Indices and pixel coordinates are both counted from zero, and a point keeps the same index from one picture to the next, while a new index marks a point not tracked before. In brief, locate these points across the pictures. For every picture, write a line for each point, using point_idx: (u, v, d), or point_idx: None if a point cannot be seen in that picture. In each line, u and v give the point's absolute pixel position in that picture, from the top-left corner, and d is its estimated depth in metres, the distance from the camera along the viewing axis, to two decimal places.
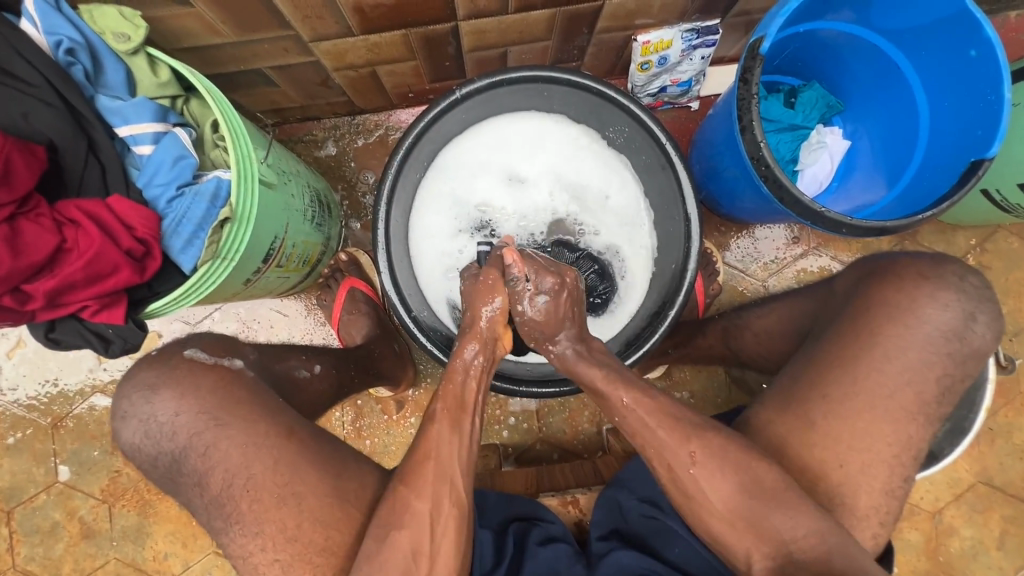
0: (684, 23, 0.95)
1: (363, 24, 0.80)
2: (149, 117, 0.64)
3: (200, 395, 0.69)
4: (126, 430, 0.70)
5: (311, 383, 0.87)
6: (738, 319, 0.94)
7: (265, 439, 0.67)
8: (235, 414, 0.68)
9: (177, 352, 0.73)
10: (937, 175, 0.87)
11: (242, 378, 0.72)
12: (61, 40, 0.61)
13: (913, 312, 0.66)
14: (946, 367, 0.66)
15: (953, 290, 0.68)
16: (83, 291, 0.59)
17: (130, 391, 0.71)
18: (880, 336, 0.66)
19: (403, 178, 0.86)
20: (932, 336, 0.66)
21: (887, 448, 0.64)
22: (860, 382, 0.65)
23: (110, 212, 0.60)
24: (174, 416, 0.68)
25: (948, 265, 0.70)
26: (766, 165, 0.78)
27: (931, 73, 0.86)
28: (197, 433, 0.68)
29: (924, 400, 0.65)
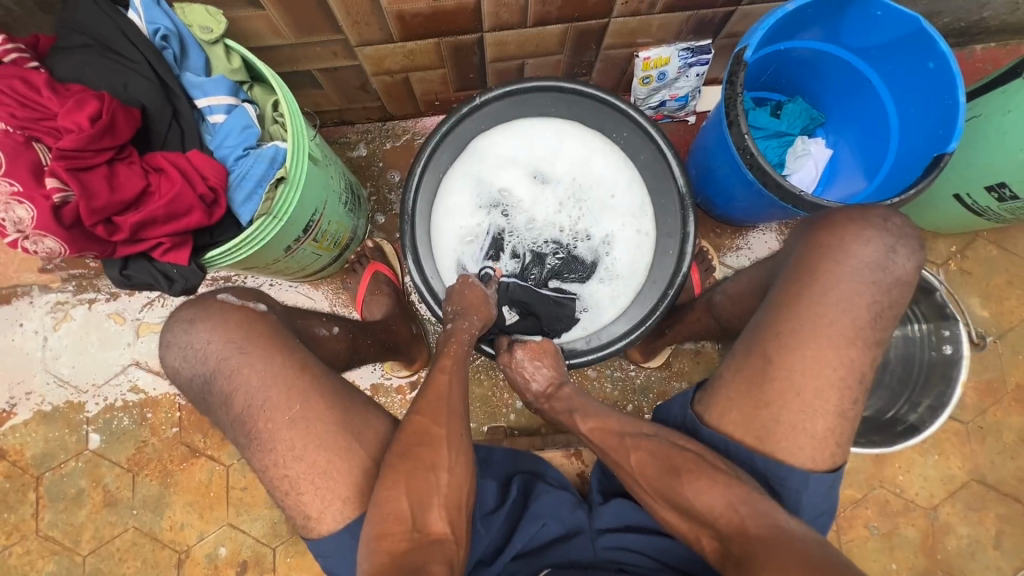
0: (680, 43, 1.09)
1: (402, 32, 0.94)
2: (224, 92, 0.76)
3: (228, 327, 0.73)
4: (168, 356, 0.73)
5: (328, 341, 0.90)
6: (718, 289, 0.96)
7: (279, 369, 0.71)
8: (257, 343, 0.72)
9: (209, 297, 0.76)
10: (909, 168, 0.97)
11: (265, 317, 0.75)
12: (159, 28, 0.74)
13: (842, 249, 0.70)
14: (874, 294, 0.68)
15: (876, 229, 0.71)
16: (160, 228, 0.69)
17: (170, 325, 0.75)
18: (818, 273, 0.70)
19: (429, 172, 0.96)
20: (860, 269, 0.69)
21: (833, 372, 0.67)
22: (802, 314, 0.69)
23: (189, 163, 0.71)
24: (206, 344, 0.72)
25: (873, 209, 0.73)
26: (751, 154, 0.88)
27: (898, 84, 0.97)
28: (224, 359, 0.71)
29: (859, 326, 0.68)
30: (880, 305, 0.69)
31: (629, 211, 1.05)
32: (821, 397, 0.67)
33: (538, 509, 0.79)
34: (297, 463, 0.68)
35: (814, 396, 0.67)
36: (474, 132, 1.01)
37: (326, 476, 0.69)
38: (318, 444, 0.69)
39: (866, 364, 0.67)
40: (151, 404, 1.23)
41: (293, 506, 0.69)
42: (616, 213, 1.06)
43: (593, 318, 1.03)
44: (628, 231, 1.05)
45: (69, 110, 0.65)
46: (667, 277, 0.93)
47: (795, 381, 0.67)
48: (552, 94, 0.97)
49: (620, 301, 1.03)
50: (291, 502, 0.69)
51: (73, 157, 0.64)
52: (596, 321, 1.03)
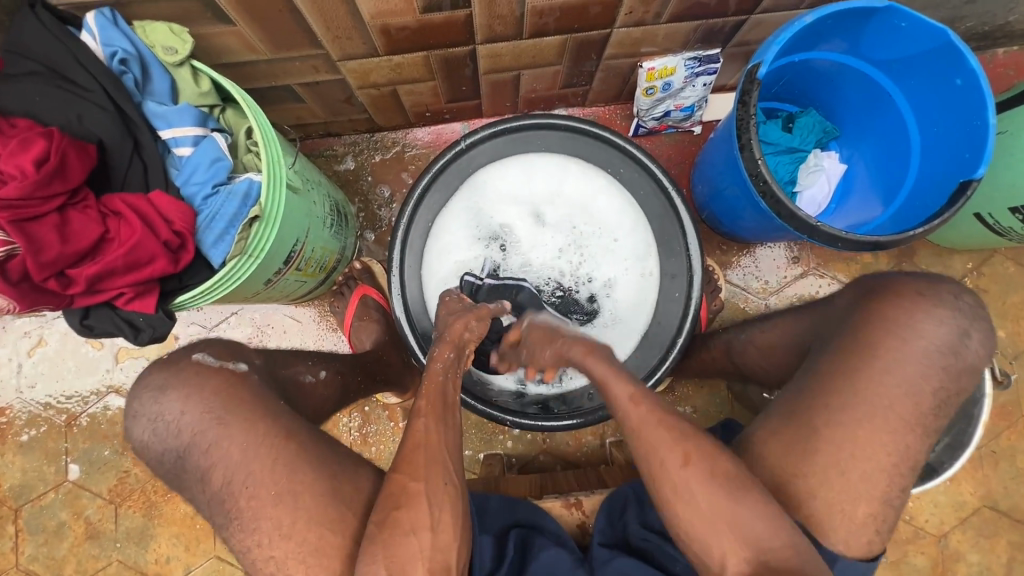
0: (687, 52, 1.01)
1: (387, 45, 0.86)
2: (190, 122, 0.69)
3: (205, 395, 0.67)
4: (136, 429, 0.68)
5: (315, 389, 0.85)
6: (743, 334, 0.92)
7: (263, 439, 0.65)
8: (237, 413, 0.66)
9: (184, 357, 0.71)
10: (930, 193, 0.91)
11: (247, 380, 0.70)
12: (116, 52, 0.67)
13: (909, 327, 0.65)
14: (941, 380, 0.64)
15: (950, 308, 0.66)
16: (120, 278, 0.63)
17: (137, 393, 0.69)
18: (878, 350, 0.65)
19: (423, 209, 0.97)
20: (927, 350, 0.64)
21: (887, 457, 0.63)
22: (860, 390, 0.64)
23: (150, 206, 0.65)
24: (180, 415, 0.66)
25: (943, 283, 0.69)
26: (764, 181, 0.82)
27: (921, 100, 0.91)
28: (201, 432, 0.65)
29: (923, 412, 0.63)
30: (946, 391, 0.64)
31: (631, 246, 1.00)
32: (868, 480, 0.63)
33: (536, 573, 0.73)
34: (284, 542, 0.62)
35: (862, 479, 0.63)
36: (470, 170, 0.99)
37: (319, 553, 0.63)
38: (307, 518, 0.63)
39: (922, 452, 0.63)
40: None
41: None
42: (618, 248, 1.01)
43: (585, 367, 1.00)
44: (629, 273, 1.00)
45: (12, 153, 0.58)
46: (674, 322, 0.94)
47: (842, 461, 0.63)
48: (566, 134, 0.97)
49: (617, 352, 0.99)
50: None
51: (18, 207, 0.58)
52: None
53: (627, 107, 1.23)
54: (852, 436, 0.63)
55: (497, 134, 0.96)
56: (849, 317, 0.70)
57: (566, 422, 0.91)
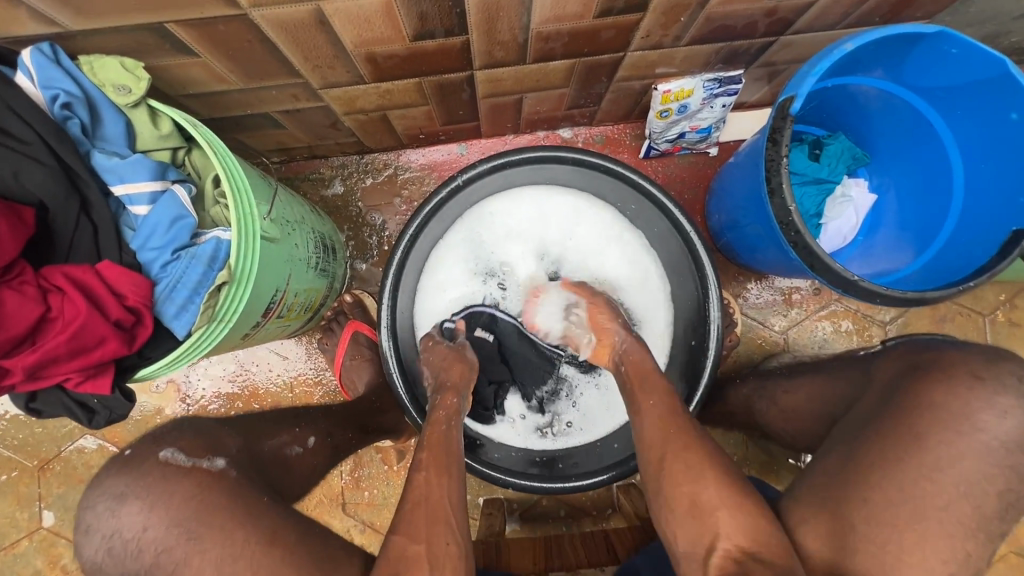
0: (707, 73, 0.92)
1: (374, 73, 0.77)
2: (146, 175, 0.60)
3: (173, 504, 0.57)
4: (88, 547, 0.58)
5: (302, 460, 0.78)
6: (765, 390, 0.85)
7: (243, 549, 0.56)
8: (213, 523, 0.57)
9: (150, 455, 0.61)
10: (972, 239, 0.83)
11: (223, 479, 0.60)
12: (57, 94, 0.58)
13: (967, 419, 0.57)
14: (1008, 481, 0.56)
15: (1014, 395, 0.57)
16: (64, 365, 0.54)
17: (92, 501, 0.59)
18: (928, 441, 0.57)
19: (416, 248, 0.88)
20: (992, 448, 0.56)
21: (942, 566, 0.54)
22: (907, 488, 0.56)
23: (98, 278, 0.56)
24: (141, 531, 0.56)
25: (1006, 362, 0.60)
26: (795, 231, 0.73)
27: (967, 134, 0.82)
28: (166, 550, 0.56)
29: (984, 515, 0.55)
30: (1013, 494, 0.56)
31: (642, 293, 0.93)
32: None
33: None
34: None
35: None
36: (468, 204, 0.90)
37: None
38: None
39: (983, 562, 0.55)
40: None
41: None
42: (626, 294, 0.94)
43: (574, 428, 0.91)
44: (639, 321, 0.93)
45: None
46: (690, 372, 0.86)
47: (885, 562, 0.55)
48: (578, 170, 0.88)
49: (615, 414, 0.90)
50: None
51: None
52: (588, 428, 0.90)
53: (638, 126, 1.14)
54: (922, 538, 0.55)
55: (497, 168, 0.87)
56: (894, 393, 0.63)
57: (601, 477, 0.84)
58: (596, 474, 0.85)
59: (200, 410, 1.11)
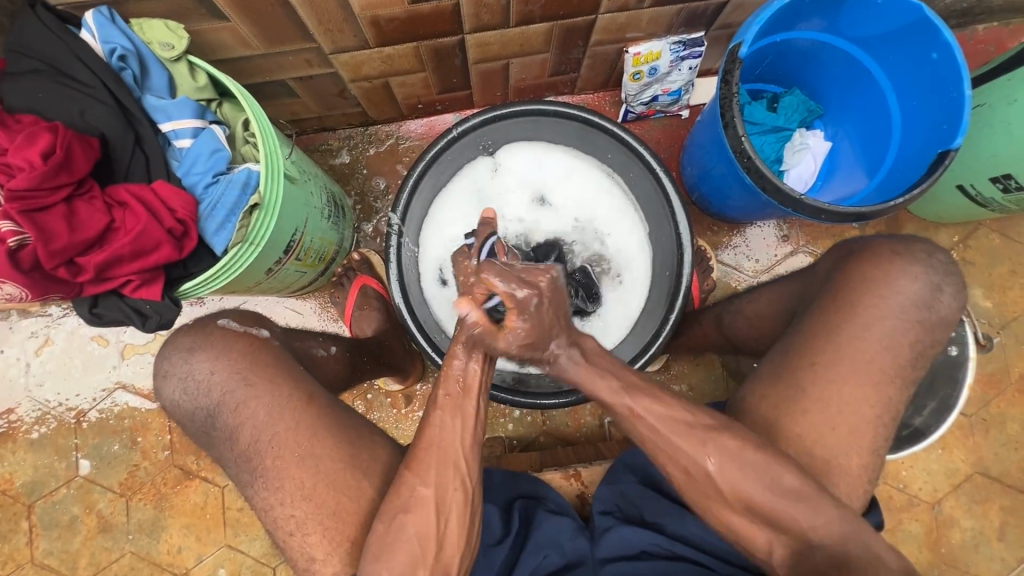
0: (671, 36, 1.04)
1: (378, 38, 0.89)
2: (189, 114, 0.72)
3: (233, 356, 0.69)
4: (167, 388, 0.70)
5: (326, 361, 0.88)
6: (731, 306, 0.93)
7: (287, 401, 0.67)
8: (263, 374, 0.69)
9: (210, 322, 0.73)
10: (910, 167, 0.93)
11: (268, 344, 0.72)
12: (115, 48, 0.69)
13: (886, 283, 0.67)
14: (917, 334, 0.66)
15: (922, 264, 0.68)
16: (127, 266, 0.65)
17: (167, 354, 0.71)
18: (859, 307, 0.67)
19: (419, 193, 1.00)
20: (904, 306, 0.67)
21: (870, 411, 0.65)
22: (842, 348, 0.66)
23: (154, 195, 0.67)
24: (210, 375, 0.69)
25: (917, 243, 0.71)
26: (748, 157, 0.84)
27: (901, 75, 0.93)
28: (230, 391, 0.68)
29: (901, 364, 0.66)
30: (922, 344, 0.67)
31: (623, 232, 1.06)
32: (862, 437, 0.65)
33: (539, 540, 0.76)
34: (304, 502, 0.64)
35: (848, 434, 0.65)
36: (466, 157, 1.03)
37: (335, 517, 0.64)
38: (317, 493, 0.64)
39: (902, 403, 0.66)
40: (141, 428, 1.20)
41: (295, 548, 0.64)
42: (613, 233, 1.06)
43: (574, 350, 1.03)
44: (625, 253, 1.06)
45: (20, 146, 0.61)
46: (666, 299, 0.96)
47: (828, 413, 0.65)
48: (559, 120, 0.99)
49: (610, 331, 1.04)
50: (295, 544, 0.64)
51: (26, 199, 0.60)
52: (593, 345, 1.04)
53: (615, 94, 1.25)
54: (846, 387, 0.65)
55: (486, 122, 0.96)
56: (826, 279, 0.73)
57: (579, 395, 0.90)
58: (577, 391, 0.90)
59: None
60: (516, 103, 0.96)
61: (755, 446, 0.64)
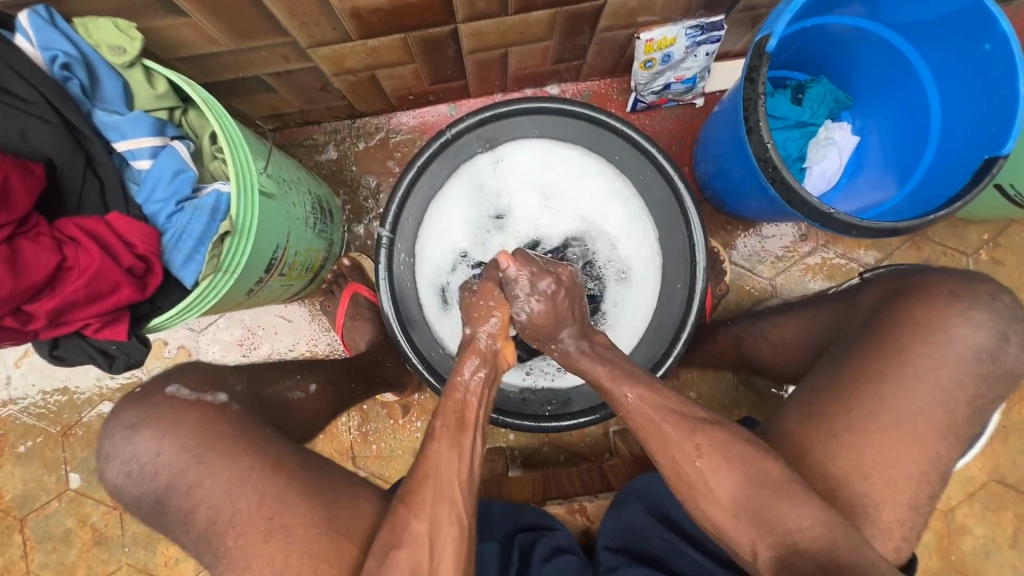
0: (688, 20, 0.93)
1: (360, 30, 0.79)
2: (146, 132, 0.63)
3: (183, 432, 0.63)
4: (109, 471, 0.64)
5: (304, 404, 0.82)
6: (755, 328, 0.90)
7: (249, 473, 0.62)
8: (218, 449, 0.63)
9: (158, 391, 0.66)
10: (948, 172, 0.85)
11: (228, 412, 0.66)
12: (56, 55, 0.60)
13: (942, 331, 0.62)
14: (978, 388, 0.61)
15: (986, 309, 0.63)
16: (84, 310, 0.58)
17: (108, 432, 0.64)
18: (909, 355, 0.62)
19: (413, 199, 0.92)
20: (964, 357, 0.61)
21: (915, 466, 0.60)
22: (887, 399, 0.61)
23: (109, 229, 0.60)
24: (154, 457, 0.62)
25: (980, 282, 0.65)
26: (773, 167, 0.76)
27: (945, 68, 0.83)
28: (180, 472, 0.62)
29: (947, 418, 0.61)
30: (982, 400, 0.62)
31: (635, 240, 0.95)
32: (892, 488, 0.60)
33: None
34: None
35: (885, 485, 0.60)
36: (463, 157, 0.94)
37: None
38: (302, 553, 0.59)
39: (947, 459, 0.61)
40: None
41: None
42: (625, 240, 0.95)
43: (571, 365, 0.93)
44: (638, 263, 0.95)
45: None
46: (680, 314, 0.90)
47: (865, 466, 0.61)
48: (565, 119, 0.92)
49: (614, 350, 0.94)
50: None
51: None
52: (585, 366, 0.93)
53: (623, 80, 1.15)
54: (887, 438, 0.61)
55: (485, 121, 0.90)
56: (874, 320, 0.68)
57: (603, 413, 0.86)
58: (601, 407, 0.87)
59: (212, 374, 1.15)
60: (518, 100, 0.89)
61: (776, 499, 0.59)
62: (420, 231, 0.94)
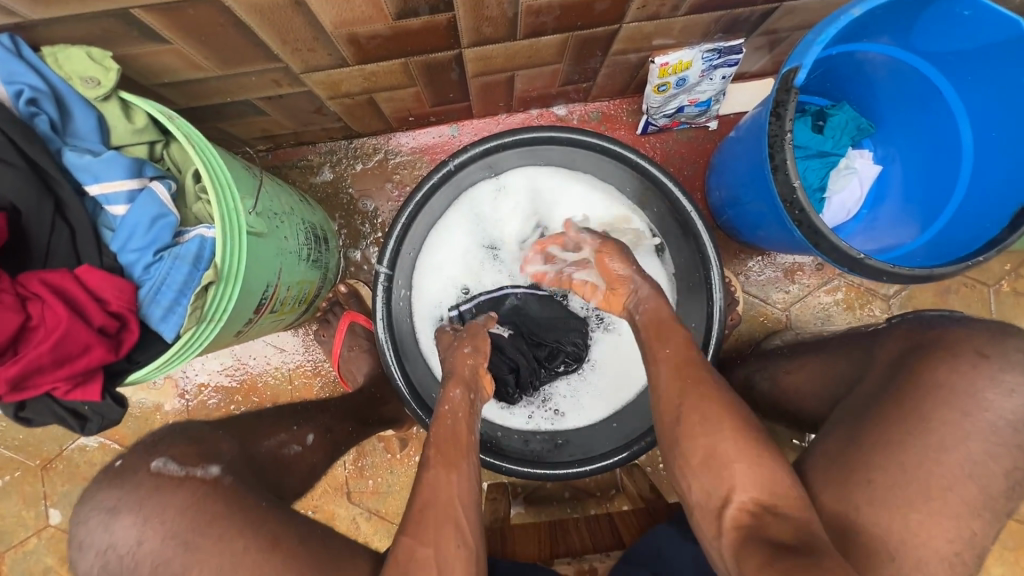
0: (705, 44, 0.87)
1: (358, 56, 0.74)
2: (122, 174, 0.58)
3: (169, 515, 0.54)
4: (82, 564, 0.54)
5: (300, 459, 0.77)
6: (765, 370, 0.87)
7: (247, 554, 0.55)
8: (210, 534, 0.54)
9: (141, 466, 0.56)
10: (978, 211, 0.80)
11: (222, 486, 0.58)
12: (22, 90, 0.55)
13: (973, 397, 0.58)
14: (1015, 460, 0.57)
15: (1019, 371, 0.58)
16: (50, 375, 0.53)
17: (82, 513, 0.55)
18: (934, 423, 0.58)
19: (413, 230, 0.86)
20: (996, 425, 0.57)
21: (944, 546, 0.56)
22: (910, 470, 0.57)
23: (78, 284, 0.55)
24: (135, 545, 0.53)
25: (1010, 339, 0.61)
26: (800, 209, 0.71)
27: (980, 102, 0.78)
28: (164, 563, 0.53)
29: (988, 495, 0.57)
30: (1021, 473, 0.58)
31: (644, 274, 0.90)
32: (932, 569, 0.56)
33: None
34: None
35: (917, 568, 0.56)
36: (464, 188, 0.88)
37: None
38: None
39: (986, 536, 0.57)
40: None
41: None
42: None
43: (576, 410, 0.90)
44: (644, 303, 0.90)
45: None
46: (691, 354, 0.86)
47: (881, 541, 0.56)
48: (574, 148, 0.86)
49: (624, 391, 0.89)
50: None
51: None
52: (591, 410, 0.90)
53: (634, 101, 1.10)
54: (925, 519, 0.56)
55: (490, 150, 0.84)
56: (895, 376, 0.63)
57: (614, 458, 0.84)
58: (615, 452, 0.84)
59: (200, 405, 1.10)
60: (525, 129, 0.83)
61: None
62: (418, 263, 0.89)
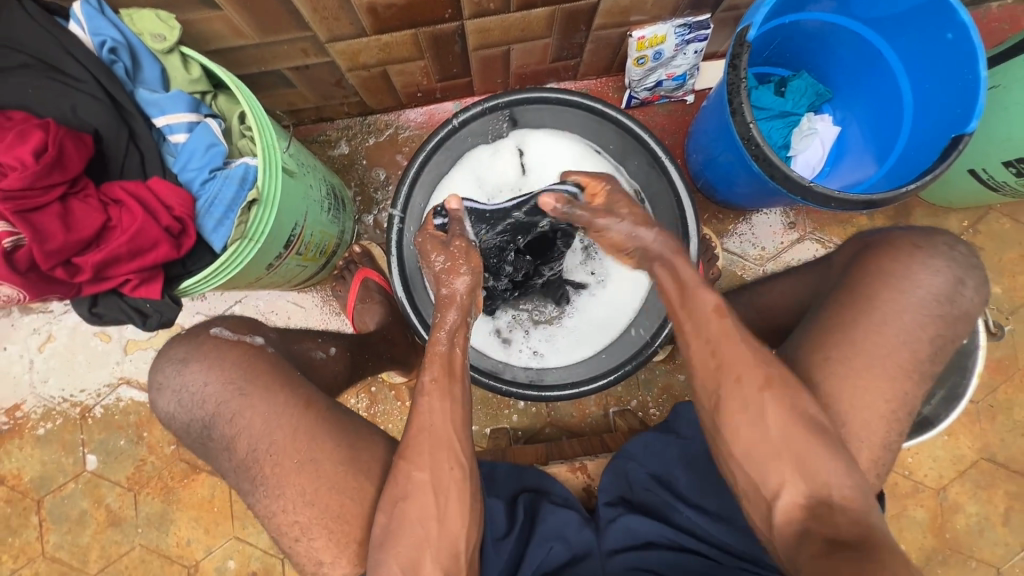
0: (677, 19, 1.01)
1: (375, 25, 0.87)
2: (184, 108, 0.70)
3: (226, 367, 0.69)
4: (162, 400, 0.69)
5: (325, 364, 0.87)
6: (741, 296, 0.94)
7: (286, 408, 0.67)
8: (258, 382, 0.68)
9: (203, 332, 0.73)
10: (921, 154, 0.91)
11: (263, 352, 0.72)
12: (105, 41, 0.67)
13: (908, 278, 0.67)
14: (940, 329, 0.66)
15: (945, 258, 0.68)
16: (125, 265, 0.65)
17: (160, 365, 0.71)
18: (876, 301, 0.66)
19: (421, 181, 0.97)
20: (926, 301, 0.66)
21: (882, 405, 0.64)
22: (857, 345, 0.66)
23: (151, 193, 0.67)
24: (203, 385, 0.68)
25: (939, 236, 0.70)
26: (756, 145, 0.82)
27: (914, 57, 0.90)
28: (224, 402, 0.67)
29: (919, 359, 0.65)
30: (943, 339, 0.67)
31: None
32: (872, 429, 0.65)
33: (544, 533, 0.75)
34: (307, 509, 0.64)
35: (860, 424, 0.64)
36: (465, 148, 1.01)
37: (340, 520, 0.64)
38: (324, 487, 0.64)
39: (917, 397, 0.65)
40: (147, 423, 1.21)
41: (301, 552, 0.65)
42: None
43: (565, 345, 0.99)
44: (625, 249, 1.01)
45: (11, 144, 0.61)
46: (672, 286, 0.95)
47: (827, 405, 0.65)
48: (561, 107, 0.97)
49: (612, 326, 0.98)
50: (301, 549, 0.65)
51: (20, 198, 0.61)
52: (579, 343, 0.99)
53: (619, 79, 1.23)
54: (866, 385, 0.65)
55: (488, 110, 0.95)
56: (846, 272, 0.72)
57: (604, 379, 0.91)
58: (604, 375, 0.91)
59: None
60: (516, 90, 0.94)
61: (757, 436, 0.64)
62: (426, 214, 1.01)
